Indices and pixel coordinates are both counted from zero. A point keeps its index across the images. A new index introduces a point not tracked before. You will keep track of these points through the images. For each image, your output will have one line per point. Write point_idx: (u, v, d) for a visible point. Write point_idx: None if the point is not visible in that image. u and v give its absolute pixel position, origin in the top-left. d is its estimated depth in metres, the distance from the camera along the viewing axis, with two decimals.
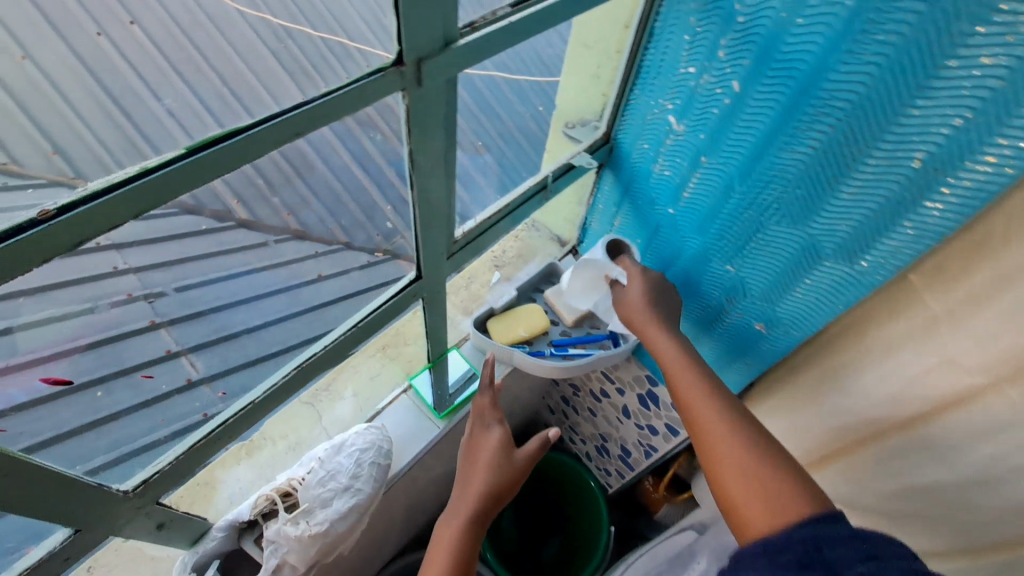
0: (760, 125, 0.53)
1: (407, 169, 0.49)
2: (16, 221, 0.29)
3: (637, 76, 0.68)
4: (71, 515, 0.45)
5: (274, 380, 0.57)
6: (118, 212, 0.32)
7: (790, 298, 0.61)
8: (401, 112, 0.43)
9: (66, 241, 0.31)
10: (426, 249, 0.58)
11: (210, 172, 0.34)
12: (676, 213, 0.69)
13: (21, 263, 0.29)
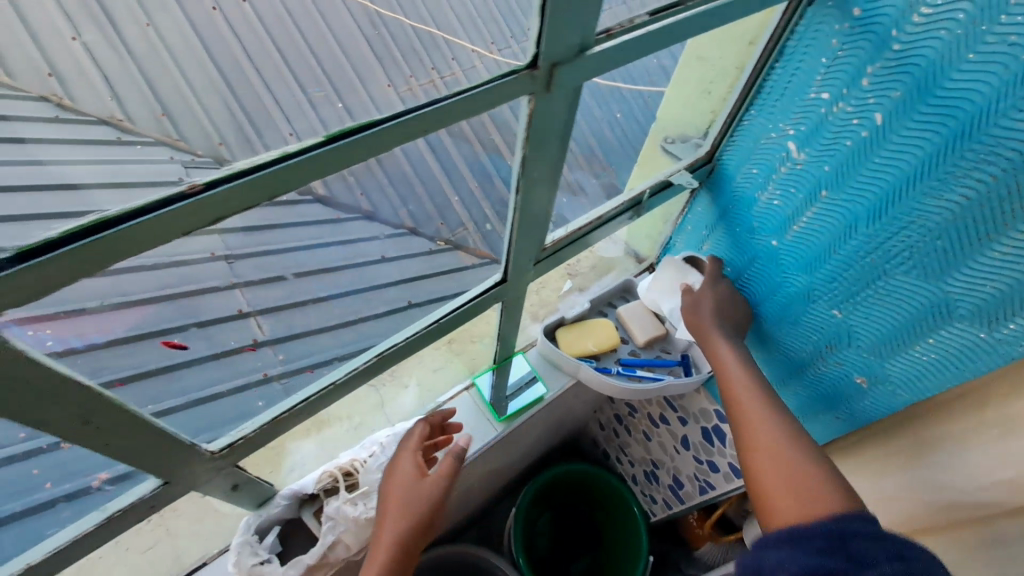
0: (904, 163, 0.49)
1: (516, 173, 0.48)
2: (166, 193, 0.29)
3: (755, 97, 0.64)
4: (167, 468, 0.48)
5: (353, 365, 0.58)
6: (254, 194, 0.32)
7: (904, 356, 0.55)
8: (520, 116, 0.42)
9: (171, 231, 0.31)
10: (518, 253, 0.58)
11: (339, 163, 0.35)
12: (782, 247, 0.65)
13: (160, 236, 0.30)
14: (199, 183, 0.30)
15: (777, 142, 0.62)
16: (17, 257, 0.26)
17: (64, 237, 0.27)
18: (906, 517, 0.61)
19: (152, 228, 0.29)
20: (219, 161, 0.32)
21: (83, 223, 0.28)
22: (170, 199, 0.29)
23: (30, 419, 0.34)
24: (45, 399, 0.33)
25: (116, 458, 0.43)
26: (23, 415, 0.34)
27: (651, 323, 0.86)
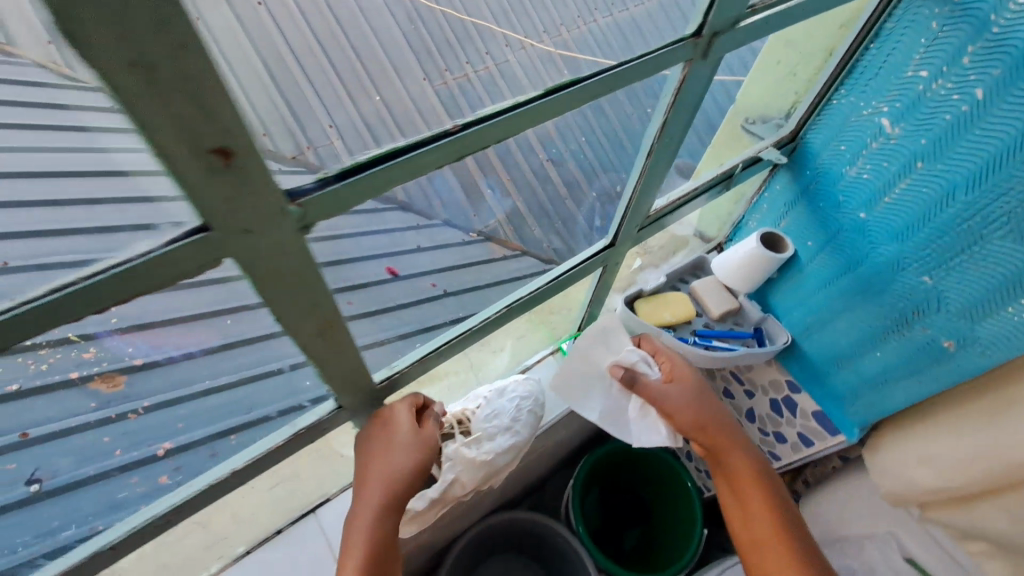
0: (1003, 135, 0.52)
1: (651, 132, 0.58)
2: (441, 128, 0.41)
3: (847, 76, 0.68)
4: (355, 379, 0.58)
5: (486, 316, 0.68)
6: (490, 136, 0.43)
7: (995, 320, 0.58)
8: (669, 83, 0.52)
9: (416, 172, 0.40)
10: (634, 211, 0.66)
11: (535, 121, 0.45)
12: (872, 219, 0.68)
13: (433, 164, 0.41)
14: (455, 125, 0.41)
15: (871, 119, 0.66)
16: (334, 177, 0.36)
17: (361, 164, 0.37)
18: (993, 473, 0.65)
19: (404, 168, 0.39)
20: (449, 116, 0.42)
21: (377, 154, 0.38)
22: (406, 148, 0.39)
23: (282, 319, 0.44)
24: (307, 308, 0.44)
25: (319, 371, 0.53)
26: (289, 321, 0.44)
27: (725, 297, 0.90)
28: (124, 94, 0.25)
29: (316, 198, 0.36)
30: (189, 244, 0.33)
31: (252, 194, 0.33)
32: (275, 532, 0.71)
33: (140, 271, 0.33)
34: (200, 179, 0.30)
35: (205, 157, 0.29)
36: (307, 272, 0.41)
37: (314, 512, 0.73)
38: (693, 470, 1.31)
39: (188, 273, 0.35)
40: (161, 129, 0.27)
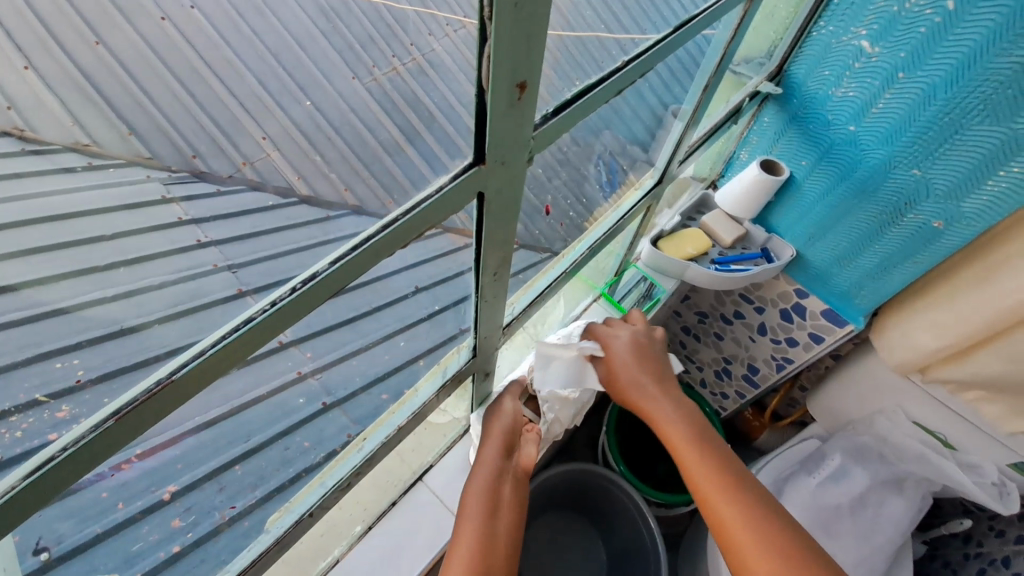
0: (975, 37, 0.64)
1: (706, 74, 0.72)
2: (612, 66, 0.47)
3: (824, 9, 0.77)
4: (486, 333, 0.66)
5: (574, 257, 0.80)
6: (640, 71, 0.50)
7: (978, 194, 0.71)
8: (733, 19, 0.67)
9: (600, 103, 0.47)
10: (676, 149, 0.79)
11: (653, 62, 0.51)
12: (861, 130, 0.79)
13: (614, 92, 0.48)
14: (622, 61, 0.48)
15: (850, 43, 0.76)
16: (552, 113, 0.41)
17: (570, 101, 0.43)
18: (989, 322, 0.79)
19: (595, 99, 0.45)
20: (604, 61, 0.47)
21: (575, 92, 0.43)
22: (596, 84, 0.45)
23: (479, 296, 0.49)
24: (499, 248, 0.41)
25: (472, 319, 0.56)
26: (482, 262, 0.41)
27: (733, 225, 1.00)
28: (492, 33, 0.24)
29: (546, 130, 0.41)
30: (464, 181, 0.31)
31: (521, 136, 0.31)
32: (391, 505, 0.76)
33: (415, 221, 0.32)
34: (499, 115, 0.28)
35: (509, 94, 0.27)
36: (518, 209, 0.38)
37: (422, 480, 0.79)
38: (708, 394, 1.44)
39: (441, 218, 0.34)
40: (501, 61, 0.25)
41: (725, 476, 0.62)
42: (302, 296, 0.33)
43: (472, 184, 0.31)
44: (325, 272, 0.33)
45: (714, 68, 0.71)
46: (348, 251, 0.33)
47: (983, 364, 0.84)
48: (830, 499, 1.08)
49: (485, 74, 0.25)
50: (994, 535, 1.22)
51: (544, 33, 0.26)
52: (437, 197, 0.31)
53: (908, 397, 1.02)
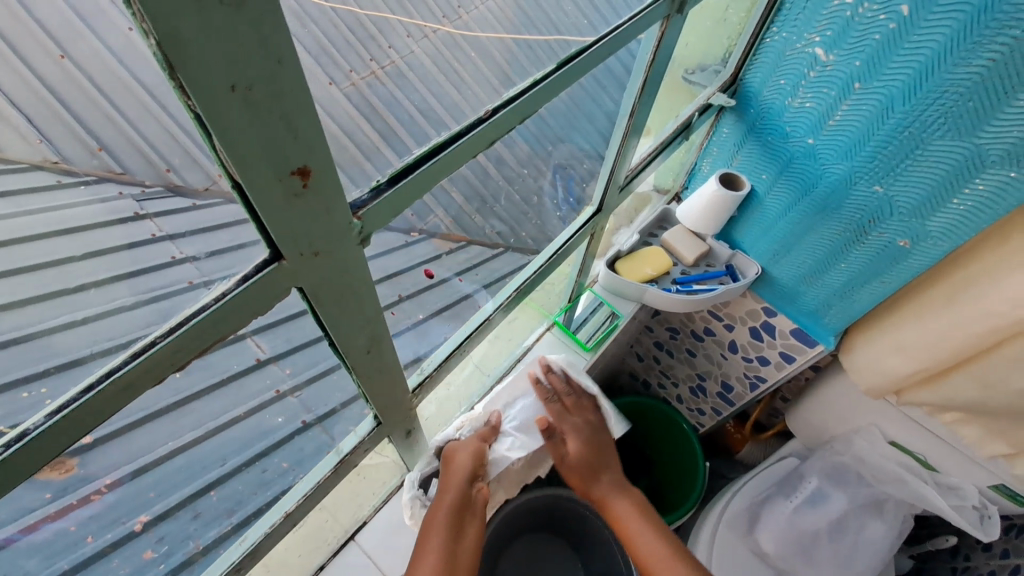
0: (935, 43, 0.57)
1: (631, 98, 0.63)
2: (471, 120, 0.39)
3: (777, 14, 0.72)
4: (387, 404, 0.59)
5: (499, 301, 0.73)
6: (540, 100, 0.44)
7: (944, 212, 0.66)
8: (650, 40, 0.57)
9: (455, 164, 0.39)
10: (615, 171, 0.71)
11: (534, 105, 0.43)
12: (819, 144, 0.74)
13: (489, 139, 0.41)
14: (487, 110, 0.40)
15: (804, 50, 0.70)
16: (386, 183, 0.34)
17: (413, 164, 0.35)
18: (957, 348, 0.74)
19: (447, 162, 0.37)
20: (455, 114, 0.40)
21: (420, 153, 0.36)
22: (447, 142, 0.37)
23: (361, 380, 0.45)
24: (357, 330, 0.38)
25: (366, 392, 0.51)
26: (338, 343, 0.38)
27: (695, 243, 0.94)
28: (214, 121, 0.21)
29: (374, 208, 0.33)
30: (261, 280, 0.29)
31: (331, 219, 0.29)
32: (319, 569, 0.70)
33: (182, 340, 0.29)
34: (278, 207, 0.26)
35: (285, 181, 0.25)
36: (364, 292, 0.36)
37: (355, 539, 0.73)
38: (686, 410, 1.39)
39: (234, 328, 0.31)
40: (249, 158, 0.23)
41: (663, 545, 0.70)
42: (5, 463, 0.27)
43: (272, 283, 0.29)
44: (38, 427, 0.27)
45: (640, 89, 0.62)
46: (73, 397, 0.28)
47: (957, 389, 0.79)
48: (807, 525, 1.03)
49: (233, 171, 0.23)
50: (980, 549, 1.17)
51: (305, 121, 0.24)
52: (221, 304, 0.29)
53: (884, 417, 0.96)
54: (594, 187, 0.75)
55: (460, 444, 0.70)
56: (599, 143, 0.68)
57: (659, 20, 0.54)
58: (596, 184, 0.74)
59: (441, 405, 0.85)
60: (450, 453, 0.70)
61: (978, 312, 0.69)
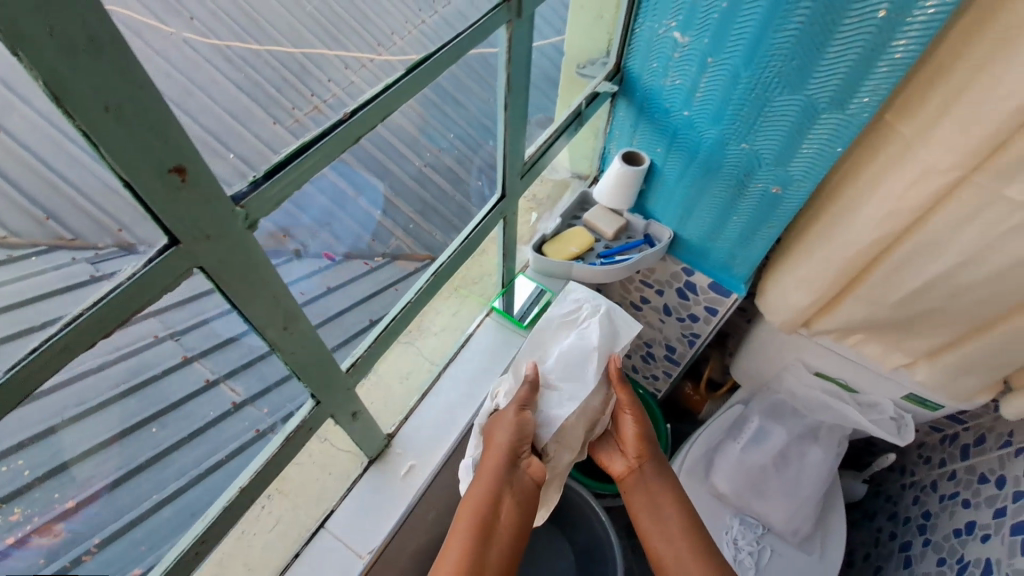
0: (757, 16, 0.67)
1: (503, 94, 0.69)
2: (331, 121, 0.48)
3: (639, 6, 0.81)
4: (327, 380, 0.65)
5: (416, 287, 0.80)
6: (399, 99, 0.53)
7: (799, 156, 0.75)
8: (501, 42, 0.63)
9: (326, 159, 0.47)
10: (512, 158, 0.78)
11: (389, 107, 0.52)
12: (693, 114, 0.84)
13: (357, 135, 0.50)
14: (347, 112, 0.49)
15: (666, 35, 0.80)
16: (262, 178, 0.43)
17: (283, 161, 0.44)
18: (839, 275, 0.85)
19: (317, 157, 0.46)
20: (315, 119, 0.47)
21: (291, 151, 0.44)
22: (311, 142, 0.45)
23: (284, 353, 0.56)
24: (263, 299, 0.49)
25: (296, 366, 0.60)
26: (254, 316, 0.50)
27: (613, 218, 1.04)
28: (97, 136, 0.31)
29: (254, 198, 0.42)
30: (162, 259, 0.39)
31: (213, 212, 0.39)
32: (295, 557, 0.77)
33: (106, 309, 0.39)
34: (166, 200, 0.36)
35: (165, 177, 0.35)
36: (264, 272, 0.47)
37: (324, 526, 0.79)
38: (642, 378, 1.48)
39: (151, 300, 0.41)
40: (134, 162, 0.33)
41: (679, 531, 0.79)
42: None
43: (175, 259, 0.39)
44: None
45: (507, 85, 0.68)
46: (25, 356, 0.37)
47: (850, 311, 0.90)
48: (755, 461, 1.12)
49: (123, 173, 0.33)
50: (923, 462, 1.31)
51: (172, 132, 0.34)
52: (134, 280, 0.39)
53: (804, 350, 1.06)
54: (498, 175, 0.82)
55: (502, 411, 0.80)
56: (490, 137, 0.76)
57: (505, 24, 0.60)
58: (499, 172, 0.81)
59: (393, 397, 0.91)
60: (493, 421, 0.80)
61: (848, 238, 0.79)
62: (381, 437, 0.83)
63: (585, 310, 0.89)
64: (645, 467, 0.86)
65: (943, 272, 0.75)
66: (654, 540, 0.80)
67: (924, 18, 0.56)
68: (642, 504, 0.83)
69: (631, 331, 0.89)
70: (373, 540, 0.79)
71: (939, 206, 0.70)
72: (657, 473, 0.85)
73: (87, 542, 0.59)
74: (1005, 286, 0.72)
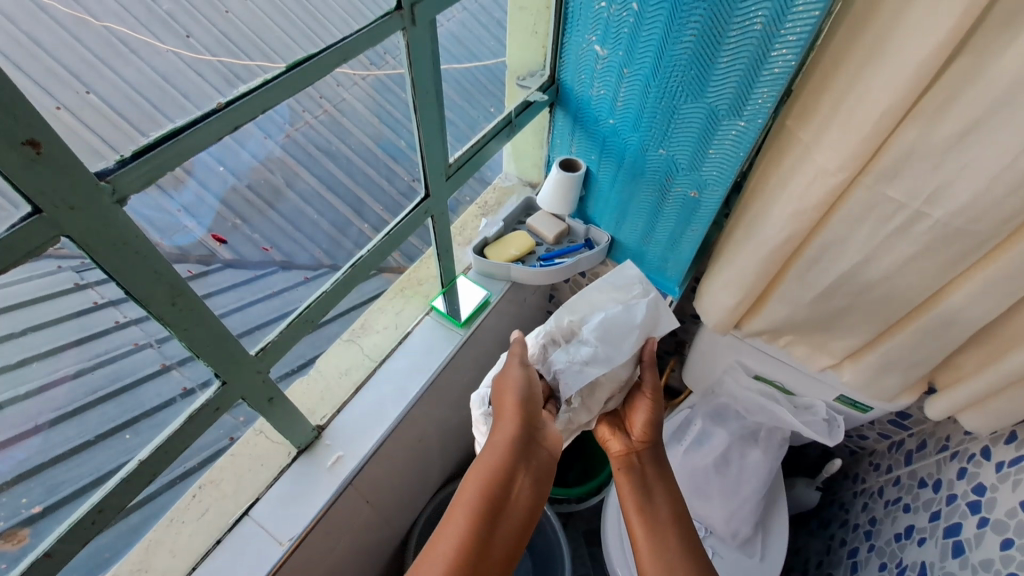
0: (658, 31, 0.72)
1: (413, 97, 0.73)
2: (206, 108, 0.48)
3: (565, 21, 0.86)
4: (238, 362, 0.65)
5: (336, 277, 0.77)
6: (295, 85, 0.54)
7: (708, 161, 0.80)
8: (402, 47, 0.67)
9: (202, 144, 0.48)
10: (433, 160, 0.82)
11: (274, 99, 0.53)
12: (617, 122, 0.88)
13: (240, 121, 0.51)
14: (222, 102, 0.49)
15: (588, 48, 0.85)
16: (130, 158, 0.44)
17: (152, 144, 0.45)
18: (756, 277, 0.88)
19: (188, 143, 0.47)
20: (194, 106, 0.48)
21: (161, 134, 0.46)
22: (182, 129, 0.46)
23: (182, 336, 0.57)
24: (149, 279, 0.50)
25: (199, 357, 0.60)
26: (133, 289, 0.50)
27: (555, 222, 1.07)
28: None
29: (122, 175, 0.43)
30: (24, 227, 0.40)
31: (77, 181, 0.41)
32: (216, 543, 0.78)
33: None
34: (22, 169, 0.38)
35: (19, 149, 0.37)
36: (141, 246, 0.48)
37: (249, 514, 0.81)
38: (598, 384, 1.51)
39: (13, 266, 0.41)
40: None
41: (669, 521, 0.78)
42: None
43: (38, 229, 0.40)
44: None
45: (414, 90, 0.72)
46: None
47: (774, 311, 0.93)
48: (696, 463, 1.14)
49: None
50: (873, 470, 1.32)
51: (23, 107, 0.36)
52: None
53: (742, 353, 1.09)
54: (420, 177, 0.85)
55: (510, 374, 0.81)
56: (411, 139, 0.80)
57: (400, 28, 0.64)
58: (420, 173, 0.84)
59: (330, 392, 0.94)
60: (500, 385, 0.80)
61: (761, 239, 0.82)
62: (309, 429, 0.86)
63: (638, 289, 0.91)
64: (644, 459, 0.87)
65: (847, 270, 0.79)
66: (637, 522, 0.78)
67: (795, 30, 0.61)
68: (633, 488, 0.81)
69: (671, 322, 0.90)
70: (295, 527, 0.80)
71: (836, 206, 0.73)
72: (654, 467, 0.86)
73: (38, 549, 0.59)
74: (903, 283, 0.75)
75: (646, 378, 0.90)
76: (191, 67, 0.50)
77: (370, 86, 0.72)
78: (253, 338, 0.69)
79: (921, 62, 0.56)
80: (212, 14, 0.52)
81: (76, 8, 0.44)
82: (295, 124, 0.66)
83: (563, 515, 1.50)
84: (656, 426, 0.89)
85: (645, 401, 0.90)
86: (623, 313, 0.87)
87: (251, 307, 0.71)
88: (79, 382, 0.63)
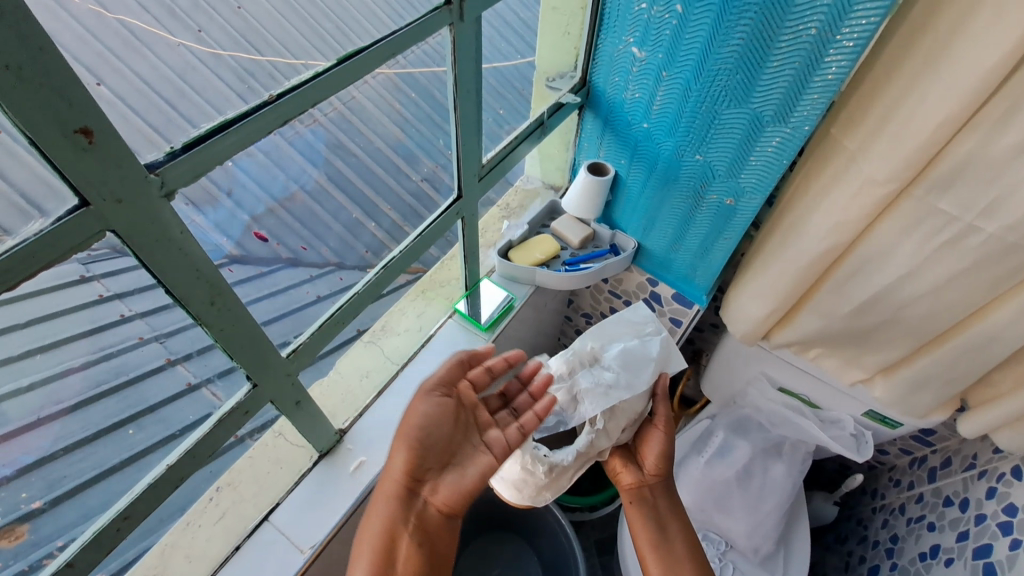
0: (703, 35, 0.70)
1: (452, 95, 0.71)
2: (258, 101, 0.47)
3: (601, 22, 0.84)
4: (266, 362, 0.63)
5: (369, 277, 0.77)
6: (342, 80, 0.53)
7: (748, 169, 0.78)
8: (446, 45, 0.66)
9: (250, 138, 0.47)
10: (467, 161, 0.80)
11: (321, 94, 0.51)
12: (651, 126, 0.86)
13: (287, 116, 0.49)
14: (272, 95, 0.48)
15: (625, 51, 0.83)
16: (180, 150, 0.42)
17: (204, 135, 0.43)
18: (790, 288, 0.86)
19: (239, 135, 0.45)
20: (242, 98, 0.47)
21: (213, 126, 0.44)
22: (233, 121, 0.45)
23: (218, 336, 0.55)
24: (190, 276, 0.48)
25: (233, 358, 0.59)
26: (173, 287, 0.48)
27: (579, 227, 1.05)
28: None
29: (171, 168, 0.42)
30: (70, 220, 0.38)
31: (125, 174, 0.39)
32: (235, 549, 0.76)
33: (13, 262, 0.36)
34: (73, 158, 0.36)
35: (71, 137, 0.35)
36: (184, 241, 0.46)
37: (269, 518, 0.79)
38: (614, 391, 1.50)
39: (55, 262, 0.39)
40: (36, 119, 0.33)
41: (684, 553, 0.81)
42: None
43: (84, 222, 0.38)
44: None
45: (454, 89, 0.70)
46: None
47: (806, 323, 0.91)
48: (718, 475, 1.12)
49: (25, 128, 0.33)
50: (893, 486, 1.30)
51: (76, 91, 0.34)
52: (40, 238, 0.37)
53: (768, 364, 1.07)
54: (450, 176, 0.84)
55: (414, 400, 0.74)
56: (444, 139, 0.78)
57: (444, 25, 0.62)
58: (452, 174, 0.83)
59: (350, 395, 0.92)
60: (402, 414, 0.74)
61: (798, 250, 0.81)
62: (332, 433, 0.84)
63: (651, 326, 0.89)
64: (654, 487, 0.86)
65: (889, 284, 0.77)
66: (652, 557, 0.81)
67: (853, 35, 0.59)
68: (643, 521, 0.84)
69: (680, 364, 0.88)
70: (316, 534, 0.78)
71: (881, 218, 0.71)
72: (663, 496, 0.86)
73: (52, 542, 0.59)
74: (946, 299, 0.74)
75: (660, 410, 0.87)
76: (205, 65, 0.46)
77: (406, 83, 0.70)
78: (280, 339, 0.67)
79: (984, 72, 0.54)
80: (225, 10, 0.47)
81: (94, 3, 0.39)
82: (329, 121, 0.64)
83: (576, 524, 1.48)
84: (669, 458, 0.86)
85: (659, 434, 0.86)
86: (639, 347, 0.85)
87: (279, 308, 0.69)
88: (85, 377, 0.59)
